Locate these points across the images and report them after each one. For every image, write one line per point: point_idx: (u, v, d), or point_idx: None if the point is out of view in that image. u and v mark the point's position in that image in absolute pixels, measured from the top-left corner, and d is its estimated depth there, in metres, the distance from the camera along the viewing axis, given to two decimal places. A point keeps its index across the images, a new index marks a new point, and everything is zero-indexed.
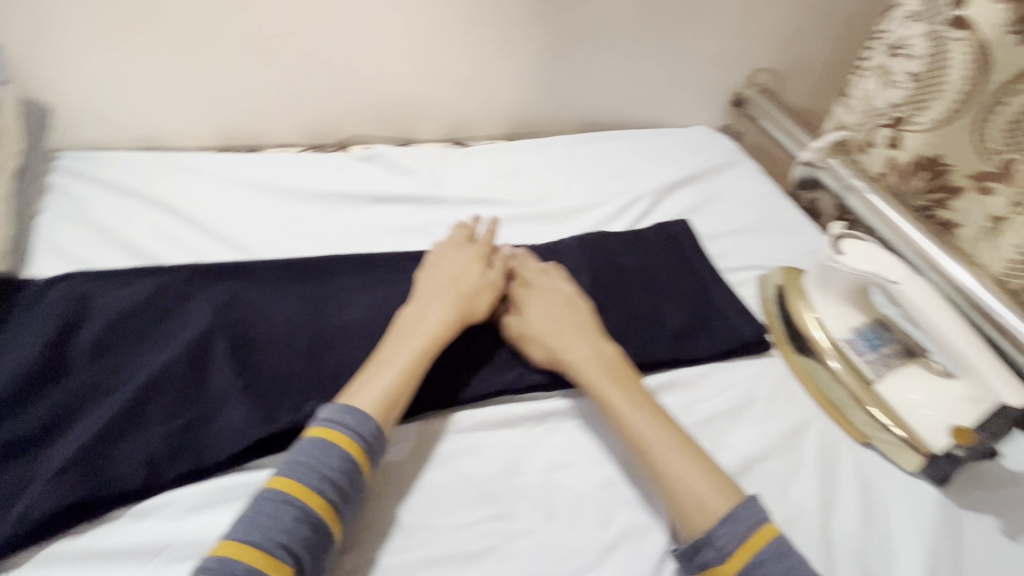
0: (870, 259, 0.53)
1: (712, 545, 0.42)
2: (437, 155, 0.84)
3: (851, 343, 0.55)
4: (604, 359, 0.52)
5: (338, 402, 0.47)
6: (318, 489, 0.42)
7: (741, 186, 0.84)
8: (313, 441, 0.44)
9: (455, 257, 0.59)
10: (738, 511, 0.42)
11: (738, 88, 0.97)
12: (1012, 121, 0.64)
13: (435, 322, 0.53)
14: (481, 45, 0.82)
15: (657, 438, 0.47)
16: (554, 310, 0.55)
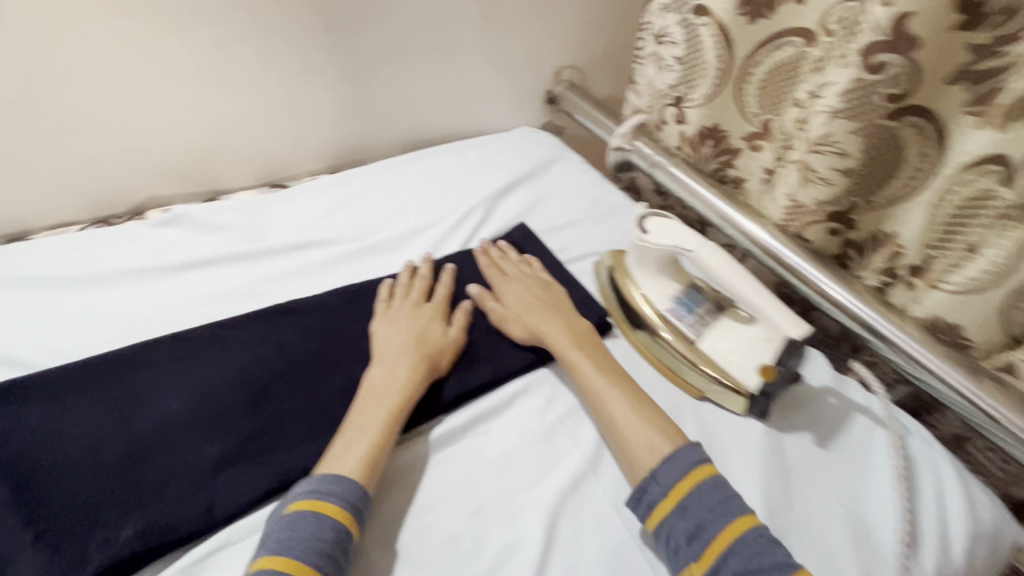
0: (669, 233, 0.58)
1: (653, 482, 0.46)
2: (254, 203, 0.77)
3: (673, 312, 0.59)
4: (570, 324, 0.59)
5: (320, 474, 0.45)
6: (315, 563, 0.40)
7: (567, 178, 0.89)
8: (303, 516, 0.42)
9: (400, 318, 0.58)
10: (678, 450, 0.47)
11: (548, 86, 1.02)
12: (762, 86, 0.72)
13: (415, 379, 0.52)
14: (271, 82, 0.77)
15: (598, 386, 0.53)
16: (526, 295, 0.61)
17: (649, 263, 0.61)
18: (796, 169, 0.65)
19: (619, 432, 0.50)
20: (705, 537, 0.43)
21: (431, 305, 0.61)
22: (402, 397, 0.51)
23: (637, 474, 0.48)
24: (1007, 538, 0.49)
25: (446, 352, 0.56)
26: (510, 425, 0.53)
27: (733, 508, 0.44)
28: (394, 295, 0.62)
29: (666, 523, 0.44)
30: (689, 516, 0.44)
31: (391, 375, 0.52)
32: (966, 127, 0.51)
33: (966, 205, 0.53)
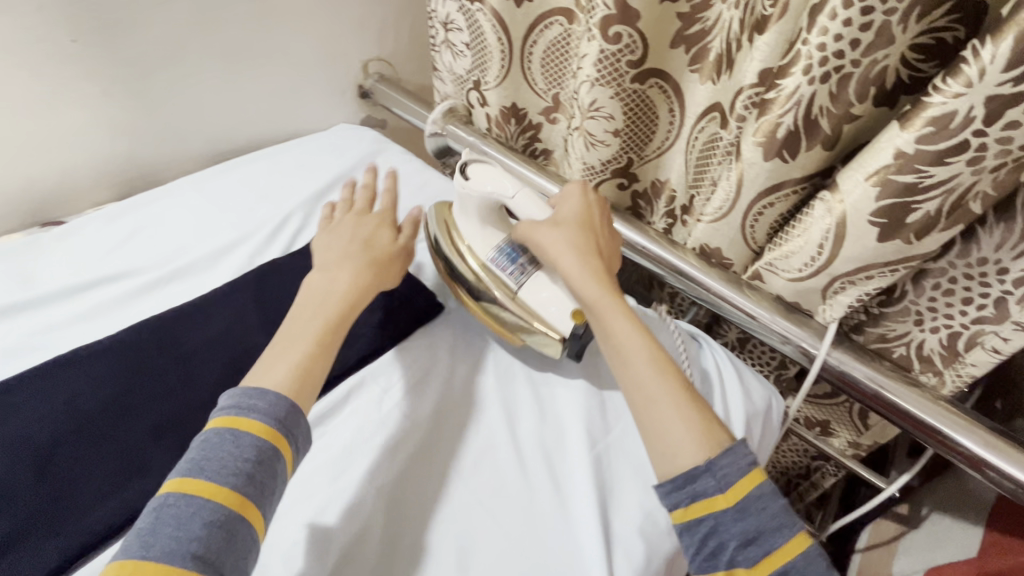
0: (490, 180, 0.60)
1: (711, 475, 0.44)
2: (18, 249, 0.66)
3: (495, 262, 0.60)
4: (616, 283, 0.55)
5: (242, 391, 0.46)
6: (231, 483, 0.41)
7: (391, 170, 0.89)
8: (220, 436, 0.43)
9: (343, 228, 0.61)
10: (740, 447, 0.45)
11: (358, 80, 1.00)
12: (542, 65, 0.77)
13: (358, 283, 0.55)
14: (12, 105, 0.66)
15: (646, 354, 0.50)
16: (583, 237, 0.56)
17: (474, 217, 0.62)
18: (580, 137, 0.72)
19: (666, 414, 0.47)
20: (762, 545, 0.42)
21: (376, 215, 0.63)
22: (345, 301, 0.54)
23: (674, 463, 0.45)
24: (776, 409, 0.61)
25: (398, 260, 0.61)
26: (350, 422, 0.53)
27: (793, 520, 0.43)
28: (337, 211, 0.65)
29: (711, 517, 0.44)
30: (748, 519, 0.43)
31: (335, 281, 0.55)
32: (693, 82, 0.62)
33: (704, 150, 0.64)
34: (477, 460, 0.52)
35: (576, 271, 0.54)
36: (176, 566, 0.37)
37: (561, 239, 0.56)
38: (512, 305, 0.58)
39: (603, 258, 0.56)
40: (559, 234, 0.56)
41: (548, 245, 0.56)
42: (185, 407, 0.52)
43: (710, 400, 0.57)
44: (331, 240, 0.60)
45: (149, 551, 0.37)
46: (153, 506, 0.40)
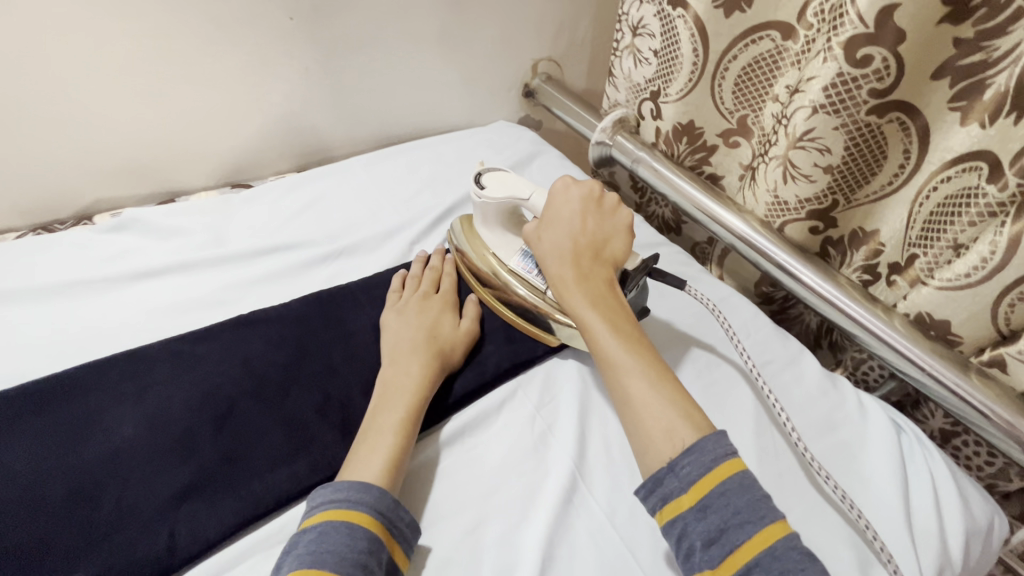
0: (504, 186, 0.58)
1: (672, 475, 0.40)
2: (213, 207, 0.71)
3: (524, 267, 0.58)
4: (601, 276, 0.51)
5: (344, 481, 0.42)
6: (352, 574, 0.37)
7: (548, 175, 0.86)
8: (334, 526, 0.39)
9: (410, 313, 0.56)
10: (703, 442, 0.40)
11: (524, 79, 0.99)
12: (737, 85, 0.69)
13: (430, 373, 0.51)
14: (229, 74, 0.71)
15: (618, 355, 0.46)
16: (564, 233, 0.53)
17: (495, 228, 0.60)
18: (778, 165, 0.64)
19: (636, 410, 0.44)
20: (726, 545, 0.37)
21: (440, 296, 0.59)
22: (418, 395, 0.49)
23: (650, 462, 0.42)
24: (999, 530, 0.50)
25: (459, 345, 0.55)
26: (504, 437, 0.50)
27: (763, 514, 0.38)
28: (405, 287, 0.60)
29: (681, 519, 0.39)
30: (709, 517, 0.38)
31: (405, 372, 0.51)
32: (950, 123, 0.51)
33: (947, 203, 0.53)
34: (632, 507, 0.46)
35: (556, 276, 0.52)
36: None
37: (544, 245, 0.54)
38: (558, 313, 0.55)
39: (582, 249, 0.52)
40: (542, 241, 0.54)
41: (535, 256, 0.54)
42: (348, 390, 0.52)
43: (919, 503, 0.49)
44: (395, 325, 0.55)
45: None
46: None
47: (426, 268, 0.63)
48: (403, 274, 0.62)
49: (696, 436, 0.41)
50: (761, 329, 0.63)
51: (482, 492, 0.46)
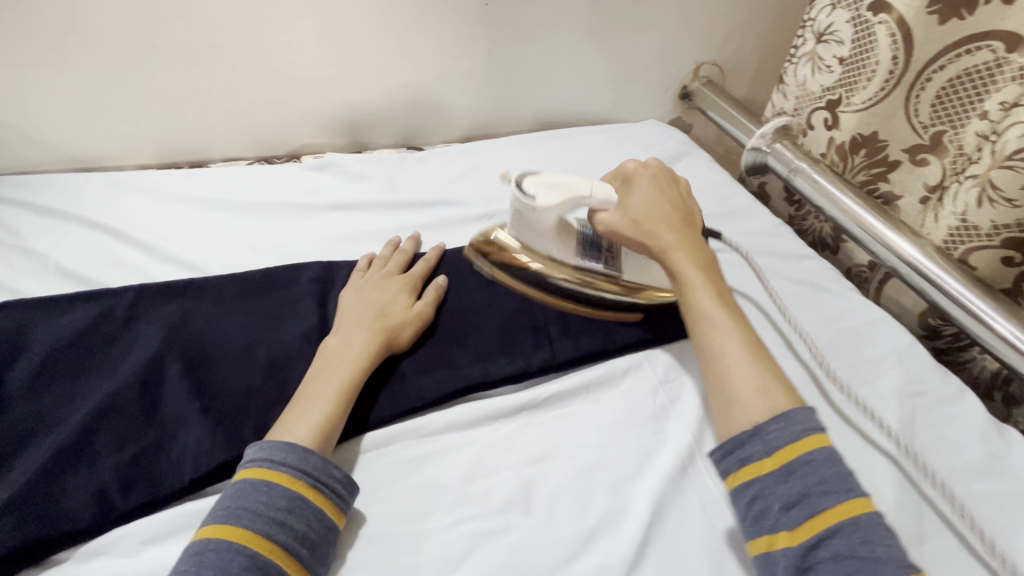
0: (554, 190, 0.56)
1: (761, 437, 0.42)
2: (391, 161, 0.82)
3: (585, 261, 0.60)
4: (697, 246, 0.54)
5: (269, 440, 0.43)
6: (264, 532, 0.38)
7: (695, 174, 0.86)
8: (252, 486, 0.40)
9: (368, 290, 0.56)
10: (795, 412, 0.42)
11: (684, 82, 1.00)
12: (938, 98, 0.64)
13: (371, 349, 0.50)
14: (423, 49, 0.81)
15: (716, 315, 0.49)
16: (657, 203, 0.55)
17: (542, 233, 0.59)
18: (975, 185, 0.59)
19: (729, 372, 0.46)
20: (807, 508, 0.39)
21: (403, 277, 0.58)
22: (358, 368, 0.48)
23: (731, 426, 0.44)
24: None
25: (408, 326, 0.53)
26: (625, 401, 0.52)
27: (849, 487, 0.39)
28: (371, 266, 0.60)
29: (758, 482, 0.41)
30: (794, 480, 0.40)
31: (347, 344, 0.50)
32: None
33: None
34: None
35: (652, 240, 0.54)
36: None
37: (634, 210, 0.55)
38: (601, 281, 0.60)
39: (675, 224, 0.55)
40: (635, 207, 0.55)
41: (624, 218, 0.55)
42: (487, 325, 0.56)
43: None
44: (345, 302, 0.55)
45: None
46: (191, 550, 0.37)
47: (397, 252, 0.63)
48: (372, 255, 0.62)
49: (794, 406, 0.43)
50: (915, 359, 0.59)
51: (598, 445, 0.49)
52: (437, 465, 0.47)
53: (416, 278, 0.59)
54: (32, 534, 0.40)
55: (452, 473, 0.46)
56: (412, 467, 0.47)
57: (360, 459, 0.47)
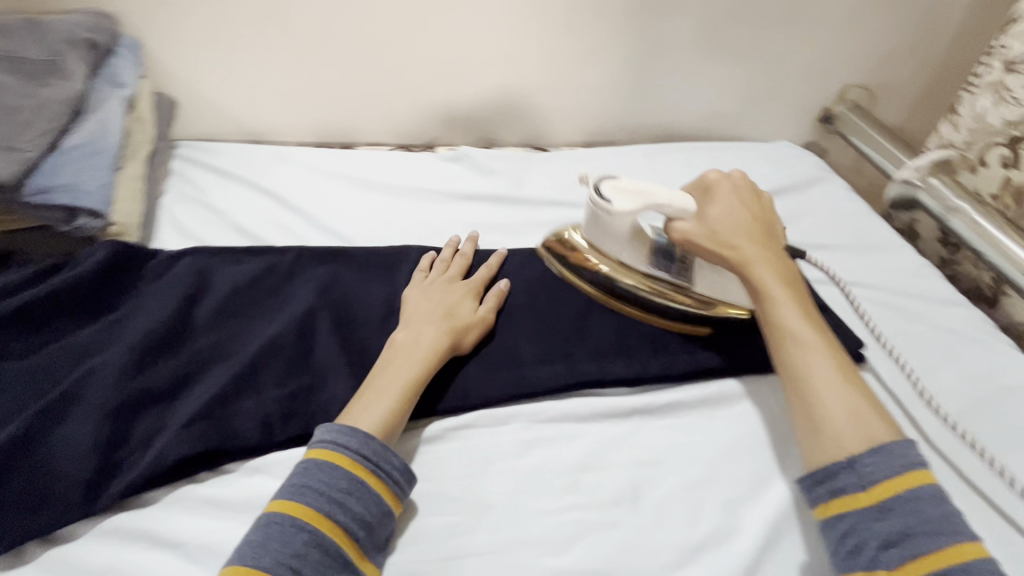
0: (631, 197, 0.53)
1: (856, 470, 0.41)
2: (518, 158, 0.85)
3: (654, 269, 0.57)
4: (782, 262, 0.51)
5: (336, 424, 0.44)
6: (325, 511, 0.40)
7: (832, 202, 0.81)
8: (318, 466, 0.42)
9: (432, 292, 0.56)
10: (894, 445, 0.41)
11: (828, 103, 0.95)
12: None
13: (437, 349, 0.50)
14: (568, 53, 0.83)
15: (805, 336, 0.47)
16: (742, 214, 0.53)
17: (614, 236, 0.56)
18: None
19: (821, 398, 0.44)
20: (908, 549, 0.37)
21: (465, 281, 0.58)
22: (424, 366, 0.49)
23: (823, 456, 0.42)
24: None
25: (473, 331, 0.54)
26: (743, 423, 0.51)
27: (952, 530, 0.38)
28: (433, 267, 0.61)
29: (853, 515, 0.40)
30: (893, 518, 0.39)
31: (413, 342, 0.51)
32: None
33: None
34: None
35: (731, 252, 0.51)
36: None
37: (715, 220, 0.53)
38: (668, 290, 0.57)
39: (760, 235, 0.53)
40: (714, 219, 0.53)
41: (703, 233, 0.53)
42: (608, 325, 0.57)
43: None
44: (408, 303, 0.56)
45: (256, 562, 0.37)
46: (259, 523, 0.40)
47: (457, 256, 0.63)
48: (433, 257, 0.62)
49: (893, 436, 0.42)
50: None
51: (711, 461, 0.48)
52: (551, 451, 0.49)
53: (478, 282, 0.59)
54: (212, 444, 0.46)
55: (566, 462, 0.48)
56: (526, 449, 0.49)
57: (481, 431, 0.50)
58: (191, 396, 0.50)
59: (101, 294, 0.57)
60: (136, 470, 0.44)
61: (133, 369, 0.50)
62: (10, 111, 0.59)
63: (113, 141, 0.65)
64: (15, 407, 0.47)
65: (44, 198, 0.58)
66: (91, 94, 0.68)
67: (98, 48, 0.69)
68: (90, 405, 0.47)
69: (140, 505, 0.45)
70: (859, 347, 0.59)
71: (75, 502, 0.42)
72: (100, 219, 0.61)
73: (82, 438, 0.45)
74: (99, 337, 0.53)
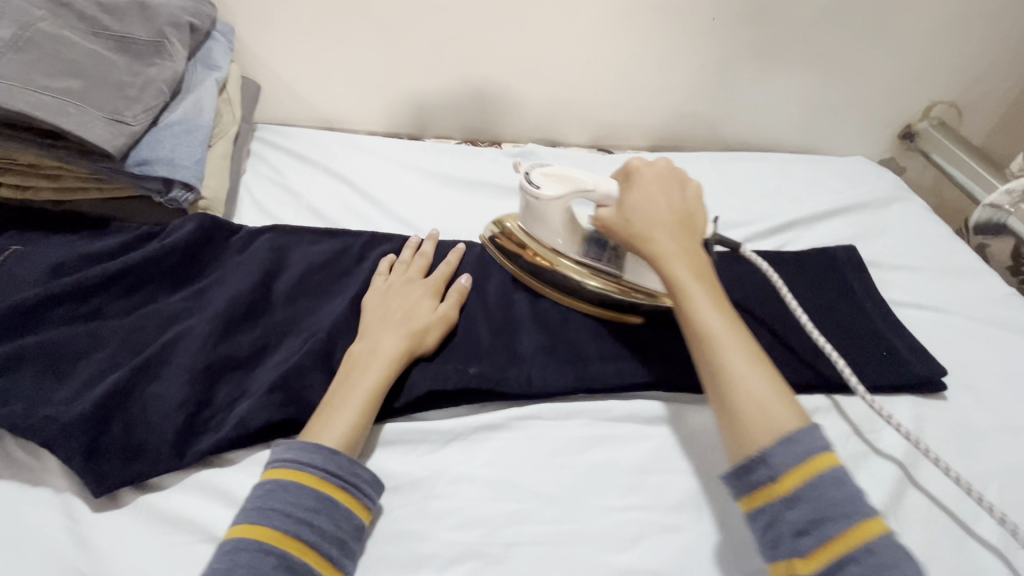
0: (559, 182, 0.55)
1: (764, 463, 0.38)
2: (584, 158, 0.86)
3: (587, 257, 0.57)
4: (689, 247, 0.49)
5: (296, 440, 0.44)
6: (293, 533, 0.39)
7: (912, 222, 0.77)
8: (282, 486, 0.41)
9: (392, 294, 0.55)
10: (799, 433, 0.38)
11: (910, 119, 0.91)
12: None
13: (397, 352, 0.50)
14: (643, 55, 0.83)
15: (714, 325, 0.44)
16: (661, 199, 0.50)
17: (551, 225, 0.57)
18: None
19: (733, 391, 0.41)
20: (820, 536, 0.36)
21: (426, 281, 0.57)
22: (384, 372, 0.48)
23: (739, 450, 0.40)
24: None
25: (433, 330, 0.53)
26: None
27: (859, 511, 0.36)
28: (394, 269, 0.59)
29: (767, 505, 0.38)
30: (801, 505, 0.37)
31: (375, 346, 0.50)
32: None
33: None
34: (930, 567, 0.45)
35: (648, 240, 0.49)
36: None
37: (634, 207, 0.50)
38: (624, 287, 0.56)
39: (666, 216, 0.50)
40: (629, 209, 0.51)
41: (620, 227, 0.51)
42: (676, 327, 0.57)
43: None
44: (367, 306, 0.55)
45: None
46: (224, 550, 0.38)
47: (417, 255, 0.61)
48: (392, 259, 0.61)
49: (797, 424, 0.39)
50: None
51: None
52: (615, 450, 0.49)
53: (437, 281, 0.58)
54: (289, 414, 0.48)
55: (631, 462, 0.48)
56: (592, 446, 0.49)
57: (546, 424, 0.50)
58: (270, 366, 0.52)
59: (188, 262, 0.59)
60: (220, 432, 0.46)
61: (218, 335, 0.52)
62: (118, 85, 0.62)
63: (207, 121, 0.68)
64: (113, 361, 0.50)
65: (143, 169, 0.61)
66: (188, 76, 0.72)
67: (196, 32, 0.73)
68: (177, 367, 0.49)
69: (221, 464, 0.47)
70: (939, 373, 0.57)
71: (165, 456, 0.45)
72: (192, 192, 0.64)
73: (171, 398, 0.47)
74: (185, 304, 0.56)
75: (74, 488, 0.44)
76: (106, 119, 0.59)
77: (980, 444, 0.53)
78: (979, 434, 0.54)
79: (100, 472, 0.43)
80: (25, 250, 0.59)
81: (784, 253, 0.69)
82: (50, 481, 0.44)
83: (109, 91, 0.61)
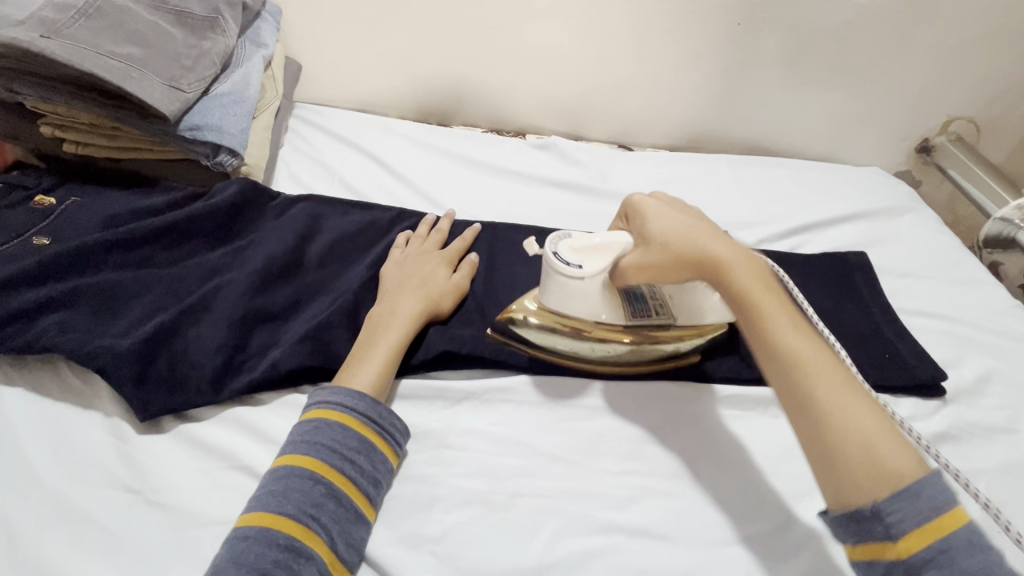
0: (592, 251, 0.51)
1: (880, 518, 0.34)
2: (604, 152, 0.89)
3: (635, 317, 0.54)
4: (755, 265, 0.44)
5: (327, 386, 0.47)
6: (338, 466, 0.43)
7: (923, 232, 0.79)
8: (329, 424, 0.44)
9: (408, 263, 0.59)
10: (919, 483, 0.34)
11: (928, 133, 0.92)
12: None
13: (414, 314, 0.53)
14: (667, 55, 0.85)
15: (804, 355, 0.39)
16: (687, 223, 0.46)
17: (594, 303, 0.52)
18: None
19: (833, 429, 0.37)
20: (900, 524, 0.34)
21: (440, 253, 0.61)
22: (404, 330, 0.52)
23: (847, 498, 0.36)
24: None
25: (447, 295, 0.57)
26: None
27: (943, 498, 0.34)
28: (410, 242, 0.63)
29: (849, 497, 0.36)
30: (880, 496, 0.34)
31: (393, 308, 0.54)
32: None
33: None
34: None
35: (699, 261, 0.44)
36: (310, 530, 0.39)
37: (659, 235, 0.47)
38: (632, 336, 0.54)
39: (714, 236, 0.46)
40: (661, 233, 0.47)
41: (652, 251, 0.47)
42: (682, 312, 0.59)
43: None
44: (384, 273, 0.59)
45: (282, 507, 0.40)
46: (274, 475, 0.42)
47: (433, 230, 0.65)
48: (409, 232, 0.64)
49: (914, 463, 0.35)
50: None
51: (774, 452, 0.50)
52: (616, 418, 0.52)
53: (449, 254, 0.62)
54: (317, 364, 0.51)
55: (631, 431, 0.51)
56: (594, 414, 0.52)
57: (552, 390, 0.54)
58: (302, 320, 0.56)
59: (228, 222, 0.63)
60: (253, 374, 0.50)
61: (256, 289, 0.56)
62: (176, 55, 0.66)
63: (253, 94, 0.73)
64: (159, 304, 0.54)
65: (195, 134, 0.65)
66: (237, 51, 0.76)
67: (246, 10, 0.77)
68: (217, 314, 0.54)
69: (251, 404, 0.51)
70: (938, 375, 0.59)
71: (203, 392, 0.49)
72: (236, 158, 0.68)
73: (210, 341, 0.51)
74: (226, 259, 0.60)
75: (121, 413, 0.48)
76: (164, 84, 0.63)
77: (971, 442, 0.55)
78: (972, 432, 0.56)
79: (145, 400, 0.48)
80: (82, 201, 0.64)
81: (792, 254, 0.71)
82: (99, 406, 0.49)
83: (166, 60, 0.65)
